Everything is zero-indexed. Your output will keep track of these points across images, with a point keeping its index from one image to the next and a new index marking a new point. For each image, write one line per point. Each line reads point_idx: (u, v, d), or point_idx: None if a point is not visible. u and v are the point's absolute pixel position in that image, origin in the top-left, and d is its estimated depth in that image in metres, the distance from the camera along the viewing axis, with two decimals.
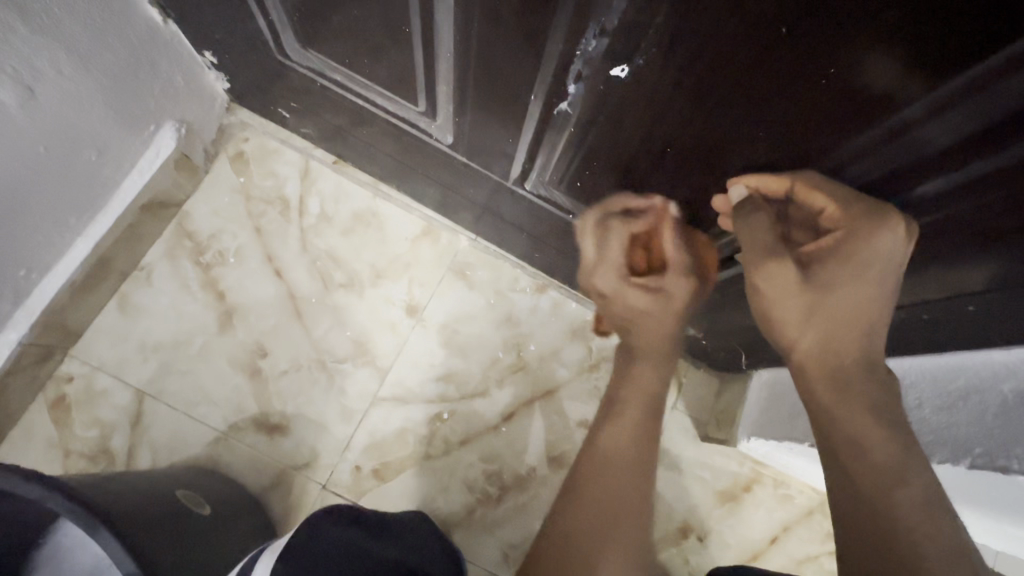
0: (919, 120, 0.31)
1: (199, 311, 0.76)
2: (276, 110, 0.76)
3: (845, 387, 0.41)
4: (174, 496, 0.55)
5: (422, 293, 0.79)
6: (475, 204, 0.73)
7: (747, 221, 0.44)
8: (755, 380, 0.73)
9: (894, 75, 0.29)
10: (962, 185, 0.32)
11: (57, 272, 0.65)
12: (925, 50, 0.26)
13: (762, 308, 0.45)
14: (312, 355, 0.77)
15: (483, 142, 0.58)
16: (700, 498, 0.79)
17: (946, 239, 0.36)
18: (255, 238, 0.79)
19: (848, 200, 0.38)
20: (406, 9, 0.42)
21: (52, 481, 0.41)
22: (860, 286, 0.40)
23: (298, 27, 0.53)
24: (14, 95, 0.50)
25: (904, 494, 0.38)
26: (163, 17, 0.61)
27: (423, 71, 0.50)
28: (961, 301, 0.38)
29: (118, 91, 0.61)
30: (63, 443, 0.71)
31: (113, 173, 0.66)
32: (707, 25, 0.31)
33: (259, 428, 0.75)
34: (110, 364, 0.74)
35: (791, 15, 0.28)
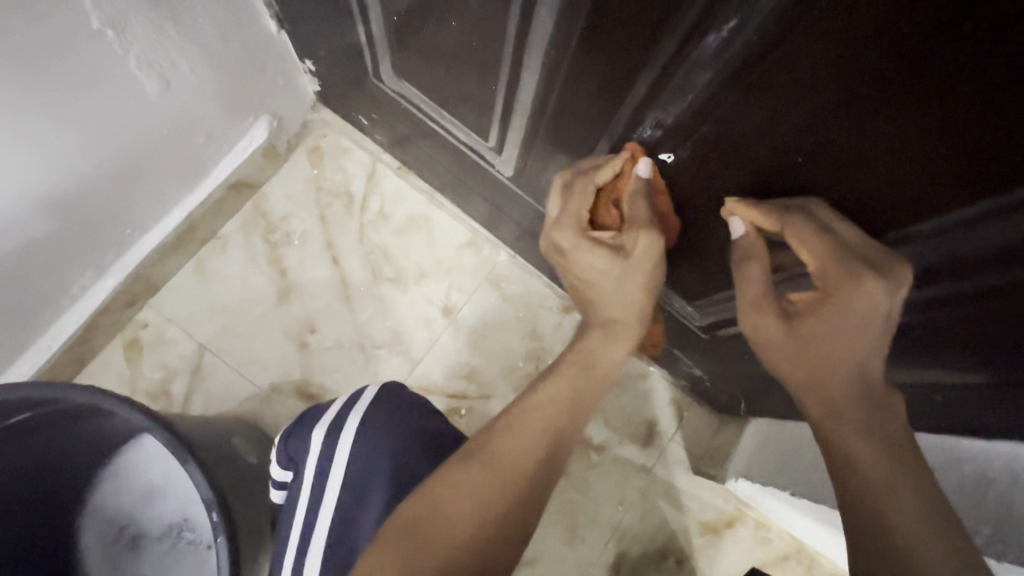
0: (906, 243, 0.37)
1: (262, 283, 0.85)
2: (356, 116, 0.84)
3: (838, 412, 0.41)
4: (231, 443, 0.64)
5: (459, 297, 0.87)
6: (520, 226, 0.80)
7: (740, 270, 0.46)
8: (752, 426, 0.78)
9: (890, 204, 0.35)
10: (938, 299, 0.38)
11: (153, 233, 0.76)
12: (913, 192, 0.33)
13: (762, 347, 0.46)
14: (354, 337, 0.85)
15: (539, 179, 0.65)
16: (684, 525, 0.85)
17: (925, 341, 0.42)
18: (319, 225, 0.88)
19: (828, 260, 0.39)
20: (497, 70, 0.50)
21: (155, 415, 0.50)
22: (847, 335, 0.41)
23: (398, 61, 0.61)
24: (154, 85, 0.59)
25: (907, 516, 0.36)
26: (278, 28, 0.69)
27: (499, 114, 0.58)
28: (935, 392, 0.44)
29: (233, 87, 0.70)
30: (133, 380, 0.81)
31: (213, 154, 0.76)
32: (744, 138, 0.39)
33: (297, 394, 0.83)
34: (180, 317, 0.84)
35: (810, 146, 0.35)
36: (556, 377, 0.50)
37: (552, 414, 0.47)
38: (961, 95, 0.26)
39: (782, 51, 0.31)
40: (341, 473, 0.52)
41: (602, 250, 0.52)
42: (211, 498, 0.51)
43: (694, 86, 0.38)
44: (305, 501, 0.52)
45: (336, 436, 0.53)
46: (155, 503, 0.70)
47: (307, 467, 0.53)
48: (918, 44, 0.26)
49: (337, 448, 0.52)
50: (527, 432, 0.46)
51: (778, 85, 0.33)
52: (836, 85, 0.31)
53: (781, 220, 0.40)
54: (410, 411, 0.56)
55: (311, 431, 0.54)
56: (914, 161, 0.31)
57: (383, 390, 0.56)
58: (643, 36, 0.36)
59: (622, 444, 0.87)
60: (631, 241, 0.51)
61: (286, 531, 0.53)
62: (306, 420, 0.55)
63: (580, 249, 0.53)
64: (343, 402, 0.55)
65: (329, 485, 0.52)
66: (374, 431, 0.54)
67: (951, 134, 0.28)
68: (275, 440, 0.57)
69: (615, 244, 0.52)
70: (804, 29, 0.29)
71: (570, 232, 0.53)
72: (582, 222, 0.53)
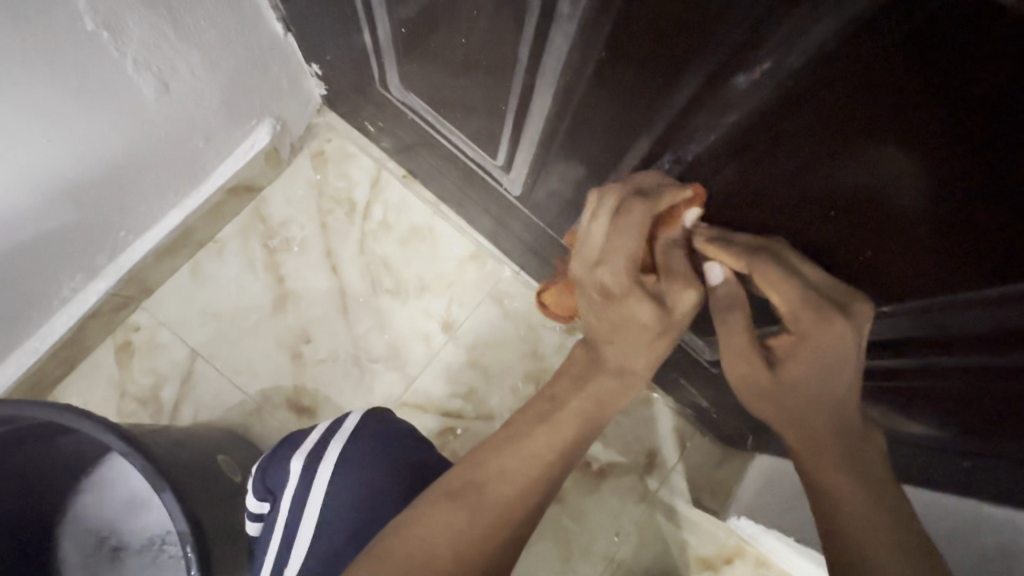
0: (940, 309, 0.33)
1: (258, 289, 0.83)
2: (362, 122, 0.82)
3: (819, 448, 0.39)
4: (216, 460, 0.62)
5: (459, 312, 0.85)
6: (525, 243, 0.77)
7: (722, 320, 0.43)
8: (756, 462, 0.75)
9: (921, 270, 0.32)
10: (971, 366, 0.34)
11: (148, 236, 0.73)
12: (948, 261, 0.30)
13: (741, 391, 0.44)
14: (350, 349, 0.83)
15: (547, 199, 0.62)
16: (681, 559, 0.82)
17: (952, 402, 0.37)
18: (320, 232, 0.86)
19: (800, 302, 0.38)
20: (507, 89, 0.47)
21: (133, 438, 0.48)
22: (822, 380, 0.40)
23: (406, 72, 0.59)
24: (153, 88, 0.57)
25: (885, 543, 0.35)
26: (285, 30, 0.67)
27: (508, 132, 0.55)
28: (959, 456, 0.39)
29: (236, 91, 0.68)
30: (122, 384, 0.80)
31: (214, 158, 0.73)
32: (767, 183, 0.36)
33: (289, 406, 0.81)
34: (173, 322, 0.82)
35: (838, 199, 0.33)
36: (549, 422, 0.44)
37: (542, 458, 0.42)
38: (1008, 172, 0.24)
39: (815, 101, 0.29)
40: (317, 507, 0.50)
41: (643, 300, 0.45)
42: (186, 530, 0.48)
43: (717, 126, 0.35)
44: (277, 537, 0.51)
45: (313, 470, 0.51)
46: (137, 514, 0.68)
47: (284, 500, 0.51)
48: (967, 113, 0.23)
49: (314, 482, 0.51)
50: (516, 472, 0.42)
51: (808, 136, 0.31)
52: (871, 143, 0.28)
53: (747, 261, 0.40)
54: (391, 439, 0.54)
55: (289, 462, 0.52)
56: (950, 229, 0.28)
57: (366, 417, 0.55)
58: (663, 74, 0.34)
59: (621, 472, 0.84)
60: (674, 294, 0.45)
61: (261, 557, 0.52)
62: (282, 450, 0.53)
63: (619, 293, 0.45)
64: (323, 430, 0.54)
65: (302, 520, 0.50)
66: (353, 463, 0.52)
67: (995, 205, 0.25)
68: (252, 468, 0.55)
69: (657, 293, 0.45)
70: (842, 81, 0.27)
71: (612, 274, 0.45)
72: (630, 263, 0.44)
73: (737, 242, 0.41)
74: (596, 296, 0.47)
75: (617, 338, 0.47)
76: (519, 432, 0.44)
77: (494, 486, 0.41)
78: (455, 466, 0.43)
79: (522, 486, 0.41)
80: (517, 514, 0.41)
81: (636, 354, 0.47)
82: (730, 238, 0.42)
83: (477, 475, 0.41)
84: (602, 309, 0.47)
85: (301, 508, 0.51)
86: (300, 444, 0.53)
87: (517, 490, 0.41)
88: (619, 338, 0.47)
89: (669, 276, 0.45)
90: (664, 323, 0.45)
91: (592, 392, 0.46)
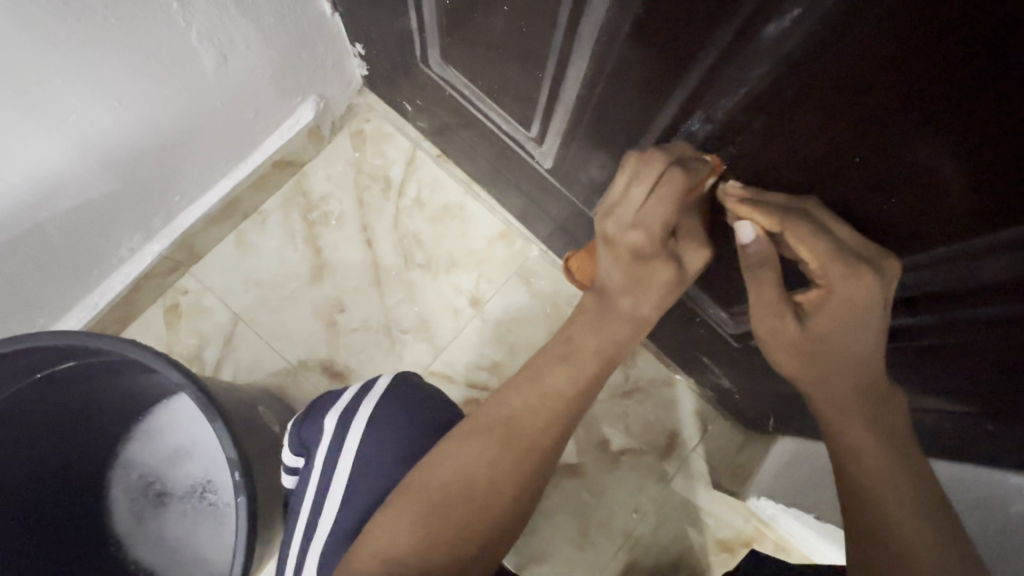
0: (969, 258, 0.33)
1: (297, 260, 0.87)
2: (400, 102, 0.85)
3: (842, 405, 0.41)
4: (257, 412, 0.66)
5: (487, 288, 0.87)
6: (554, 221, 0.79)
7: (755, 275, 0.44)
8: (777, 445, 0.76)
9: (950, 216, 0.32)
10: (995, 319, 0.34)
11: (199, 204, 0.78)
12: (976, 204, 0.30)
13: (767, 348, 0.46)
14: (382, 320, 0.86)
15: (577, 174, 0.64)
16: (700, 541, 0.82)
17: (977, 361, 0.37)
18: (356, 208, 0.89)
19: (829, 257, 0.39)
20: (544, 58, 0.49)
21: (187, 374, 0.52)
22: (847, 330, 0.41)
23: (445, 47, 0.62)
24: (212, 59, 0.61)
25: (899, 493, 0.37)
26: (332, 10, 0.71)
27: (543, 104, 0.57)
28: (983, 419, 0.39)
29: (285, 67, 0.71)
30: (170, 343, 0.85)
31: (261, 131, 0.77)
32: (796, 138, 0.37)
33: (323, 371, 0.85)
34: (218, 287, 0.86)
35: (866, 148, 0.34)
36: (567, 361, 0.48)
37: (564, 390, 0.47)
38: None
39: (840, 47, 0.30)
40: (349, 461, 0.51)
41: (662, 261, 0.49)
42: (234, 458, 0.53)
43: (747, 79, 0.36)
44: (311, 490, 0.52)
45: (347, 425, 0.52)
46: (183, 462, 0.73)
47: (318, 454, 0.52)
48: (980, 47, 0.24)
49: (347, 439, 0.52)
50: (536, 408, 0.46)
51: (833, 84, 0.32)
52: (891, 86, 0.29)
53: (783, 221, 0.40)
54: (423, 404, 0.55)
55: (324, 418, 0.53)
56: (976, 171, 0.29)
57: (397, 379, 0.56)
58: (696, 28, 0.35)
59: (641, 451, 0.85)
60: (689, 258, 0.49)
61: (294, 514, 0.52)
62: (319, 406, 0.55)
63: (650, 253, 0.48)
64: (357, 390, 0.55)
65: (335, 473, 0.51)
66: (381, 427, 0.53)
67: (1019, 142, 0.26)
68: (289, 424, 0.57)
69: (676, 255, 0.49)
70: (866, 23, 0.28)
71: (646, 236, 0.48)
72: (663, 228, 0.47)
73: (769, 201, 0.42)
74: (625, 254, 0.49)
75: (632, 292, 0.50)
76: (538, 371, 0.48)
77: (524, 418, 0.46)
78: (483, 406, 0.47)
79: (548, 417, 0.46)
80: (546, 446, 0.45)
81: (647, 300, 0.50)
82: (762, 198, 0.43)
83: (508, 413, 0.46)
84: (628, 268, 0.49)
85: (330, 463, 0.51)
86: (334, 402, 0.55)
87: (543, 421, 0.46)
88: (638, 292, 0.50)
89: (684, 236, 0.49)
90: (680, 281, 0.50)
91: (607, 338, 0.49)
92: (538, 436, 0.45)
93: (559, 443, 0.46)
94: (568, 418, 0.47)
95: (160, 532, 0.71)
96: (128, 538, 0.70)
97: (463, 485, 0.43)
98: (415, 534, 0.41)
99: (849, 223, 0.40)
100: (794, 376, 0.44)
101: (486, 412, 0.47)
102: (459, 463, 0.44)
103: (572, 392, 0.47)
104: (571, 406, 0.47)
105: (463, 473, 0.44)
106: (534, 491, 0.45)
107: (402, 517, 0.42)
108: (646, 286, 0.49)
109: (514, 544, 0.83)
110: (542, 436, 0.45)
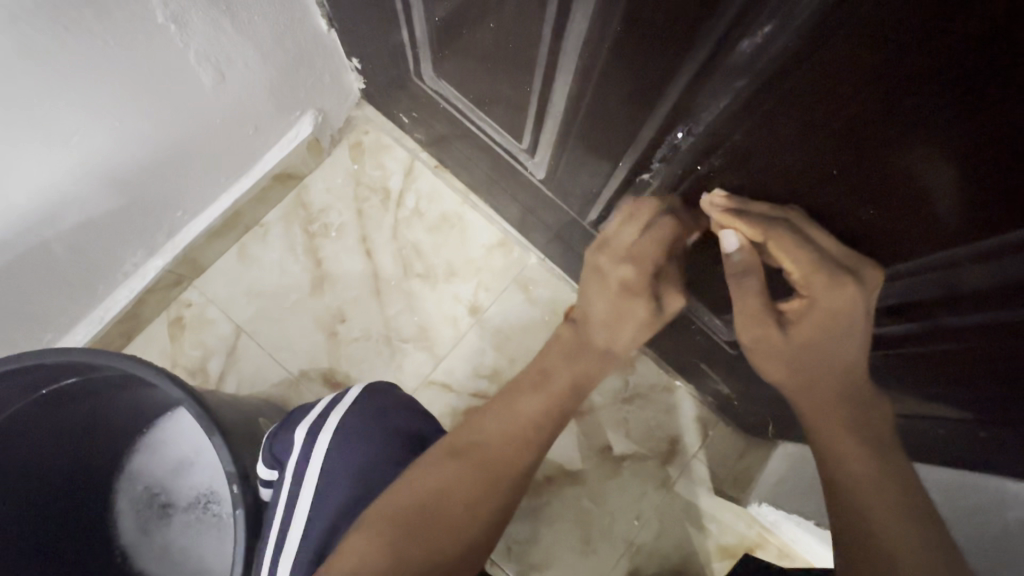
0: (956, 263, 0.33)
1: (299, 272, 0.89)
2: (397, 114, 0.86)
3: (826, 413, 0.41)
4: (257, 424, 0.67)
5: (486, 296, 0.88)
6: (550, 230, 0.79)
7: (739, 284, 0.45)
8: (778, 451, 0.76)
9: (935, 222, 0.32)
10: (984, 326, 0.34)
11: (201, 218, 0.80)
12: (960, 209, 0.30)
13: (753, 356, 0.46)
14: (382, 330, 0.87)
15: (570, 184, 0.65)
16: (702, 547, 0.82)
17: (968, 369, 0.37)
18: (356, 219, 0.90)
19: (811, 267, 0.41)
20: (532, 72, 0.50)
21: (187, 388, 0.54)
22: (828, 340, 0.42)
23: (438, 62, 0.63)
24: (211, 77, 0.63)
25: (886, 501, 0.37)
26: (328, 27, 0.72)
27: (534, 116, 0.58)
28: (975, 426, 0.39)
29: (283, 83, 0.73)
30: (174, 355, 0.86)
31: (260, 145, 0.79)
32: (777, 148, 0.37)
33: (325, 381, 0.86)
34: (221, 299, 0.88)
35: (847, 157, 0.34)
36: (536, 390, 0.51)
37: (534, 416, 0.49)
38: (1002, 115, 0.25)
39: (817, 55, 0.30)
40: (315, 471, 0.51)
41: (644, 298, 0.56)
42: (234, 471, 0.54)
43: (728, 92, 0.37)
44: (281, 503, 0.51)
45: (314, 436, 0.52)
46: (186, 474, 0.74)
47: (288, 465, 0.52)
48: (958, 51, 0.24)
49: (313, 450, 0.52)
50: (503, 433, 0.48)
51: (813, 93, 0.32)
52: (871, 94, 0.29)
53: (766, 231, 0.41)
54: (388, 413, 0.56)
55: (294, 430, 0.53)
56: (960, 177, 0.29)
57: (365, 391, 0.57)
58: (675, 42, 0.35)
59: (642, 458, 0.85)
60: (668, 297, 0.57)
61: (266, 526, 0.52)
62: (291, 419, 0.56)
63: (635, 289, 0.55)
64: (326, 402, 0.56)
65: (303, 486, 0.51)
66: (349, 435, 0.53)
67: (999, 147, 0.26)
68: (265, 436, 0.57)
69: (657, 293, 0.56)
70: (839, 35, 0.28)
71: (634, 273, 0.55)
72: (648, 268, 0.55)
73: (751, 211, 0.43)
74: (615, 285, 0.56)
75: (611, 325, 0.56)
76: (512, 400, 0.51)
77: (493, 440, 0.48)
78: (454, 431, 0.49)
79: (518, 443, 0.48)
80: (512, 471, 0.47)
81: (625, 331, 0.56)
82: (745, 207, 0.43)
83: (478, 436, 0.48)
84: (614, 300, 0.56)
85: (300, 475, 0.51)
86: (305, 415, 0.55)
87: (513, 446, 0.48)
88: (616, 324, 0.56)
89: (666, 288, 0.56)
90: (654, 320, 0.57)
91: (578, 368, 0.54)
92: (507, 459, 0.47)
93: (524, 469, 0.48)
94: (535, 444, 0.48)
95: (166, 542, 0.72)
96: (134, 548, 0.71)
97: (430, 499, 0.44)
98: (391, 533, 0.42)
99: (830, 233, 0.40)
100: (780, 383, 0.45)
101: (461, 434, 0.49)
102: (429, 482, 0.45)
103: (539, 420, 0.50)
104: (538, 433, 0.49)
105: (432, 490, 0.44)
106: (501, 516, 0.46)
107: (377, 519, 0.42)
108: (619, 317, 0.56)
109: (515, 552, 0.83)
110: (512, 460, 0.47)
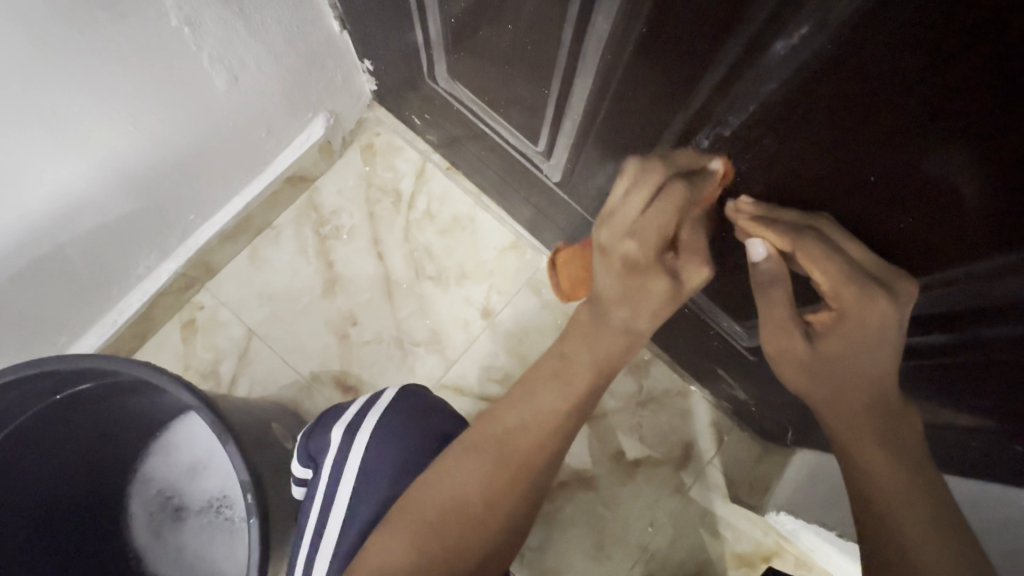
0: (995, 275, 0.32)
1: (310, 274, 0.88)
2: (409, 116, 0.85)
3: (854, 423, 0.40)
4: (269, 429, 0.67)
5: (498, 300, 0.87)
6: (564, 232, 0.78)
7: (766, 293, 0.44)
8: (797, 457, 0.75)
9: (974, 232, 0.31)
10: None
11: (213, 221, 0.80)
12: (1002, 220, 0.29)
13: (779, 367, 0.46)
14: (394, 333, 0.87)
15: (586, 186, 0.64)
16: (718, 555, 0.81)
17: (1008, 383, 0.36)
18: (367, 221, 0.90)
19: (841, 280, 0.39)
20: (550, 73, 0.49)
21: (201, 393, 0.53)
22: (858, 352, 0.41)
23: (452, 63, 0.62)
24: (224, 81, 0.62)
25: (915, 513, 0.36)
26: (340, 28, 0.71)
27: (550, 118, 0.57)
28: (1012, 440, 0.38)
29: (295, 85, 0.72)
30: (187, 358, 0.86)
31: (273, 148, 0.78)
32: (805, 154, 0.36)
33: (336, 385, 0.85)
34: (233, 302, 0.88)
35: (880, 164, 0.33)
36: (560, 378, 0.47)
37: (552, 407, 0.46)
38: None
39: (850, 61, 0.29)
40: (353, 473, 0.51)
41: (656, 271, 0.46)
42: (248, 477, 0.53)
43: (756, 95, 0.35)
44: (316, 506, 0.51)
45: (350, 440, 0.51)
46: (199, 477, 0.74)
47: (324, 467, 0.52)
48: (1002, 60, 0.23)
49: (350, 454, 0.51)
50: (522, 425, 0.46)
51: (845, 99, 0.31)
52: (907, 103, 0.28)
53: (794, 241, 0.40)
54: (429, 413, 0.55)
55: (330, 431, 0.52)
56: (1002, 187, 0.28)
57: (403, 393, 0.55)
58: (701, 44, 0.34)
59: (657, 463, 0.84)
60: (689, 270, 0.46)
61: (299, 527, 0.52)
62: (327, 418, 0.54)
63: (643, 265, 0.46)
64: (361, 403, 0.54)
65: (339, 488, 0.50)
66: (388, 436, 0.52)
67: None
68: (299, 436, 0.57)
69: (672, 268, 0.46)
70: (875, 43, 0.27)
71: (640, 247, 0.46)
72: (660, 240, 0.46)
73: (778, 220, 0.41)
74: (617, 264, 0.48)
75: (629, 303, 0.48)
76: (527, 388, 0.48)
77: (512, 436, 0.46)
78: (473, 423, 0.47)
79: (540, 438, 0.46)
80: (535, 466, 0.45)
81: (643, 313, 0.48)
82: (773, 215, 0.42)
83: (497, 432, 0.46)
84: (624, 279, 0.47)
85: (335, 476, 0.51)
86: (341, 415, 0.54)
87: (535, 439, 0.45)
88: (633, 305, 0.48)
89: (687, 249, 0.46)
90: (678, 295, 0.47)
91: (598, 352, 0.48)
92: (529, 458, 0.45)
93: (547, 464, 0.46)
94: (558, 440, 0.46)
95: (179, 545, 0.72)
96: (147, 551, 0.71)
97: (455, 502, 0.43)
98: (416, 539, 0.42)
99: (862, 242, 0.38)
100: (808, 396, 0.44)
101: (483, 426, 0.47)
102: (455, 479, 0.44)
103: (558, 414, 0.46)
104: (561, 427, 0.46)
105: (456, 489, 0.44)
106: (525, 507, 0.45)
107: (398, 526, 0.42)
108: (629, 298, 0.47)
109: (527, 558, 0.82)
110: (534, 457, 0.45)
